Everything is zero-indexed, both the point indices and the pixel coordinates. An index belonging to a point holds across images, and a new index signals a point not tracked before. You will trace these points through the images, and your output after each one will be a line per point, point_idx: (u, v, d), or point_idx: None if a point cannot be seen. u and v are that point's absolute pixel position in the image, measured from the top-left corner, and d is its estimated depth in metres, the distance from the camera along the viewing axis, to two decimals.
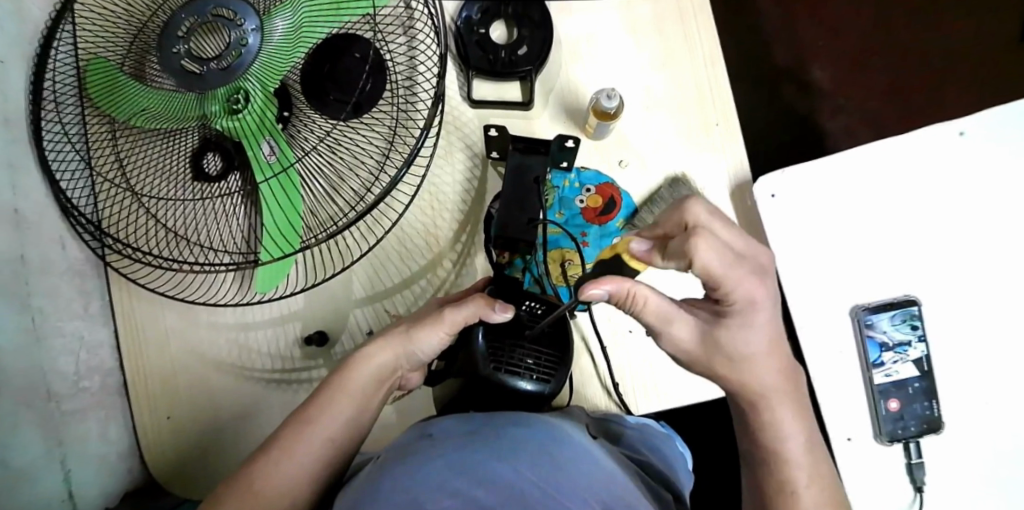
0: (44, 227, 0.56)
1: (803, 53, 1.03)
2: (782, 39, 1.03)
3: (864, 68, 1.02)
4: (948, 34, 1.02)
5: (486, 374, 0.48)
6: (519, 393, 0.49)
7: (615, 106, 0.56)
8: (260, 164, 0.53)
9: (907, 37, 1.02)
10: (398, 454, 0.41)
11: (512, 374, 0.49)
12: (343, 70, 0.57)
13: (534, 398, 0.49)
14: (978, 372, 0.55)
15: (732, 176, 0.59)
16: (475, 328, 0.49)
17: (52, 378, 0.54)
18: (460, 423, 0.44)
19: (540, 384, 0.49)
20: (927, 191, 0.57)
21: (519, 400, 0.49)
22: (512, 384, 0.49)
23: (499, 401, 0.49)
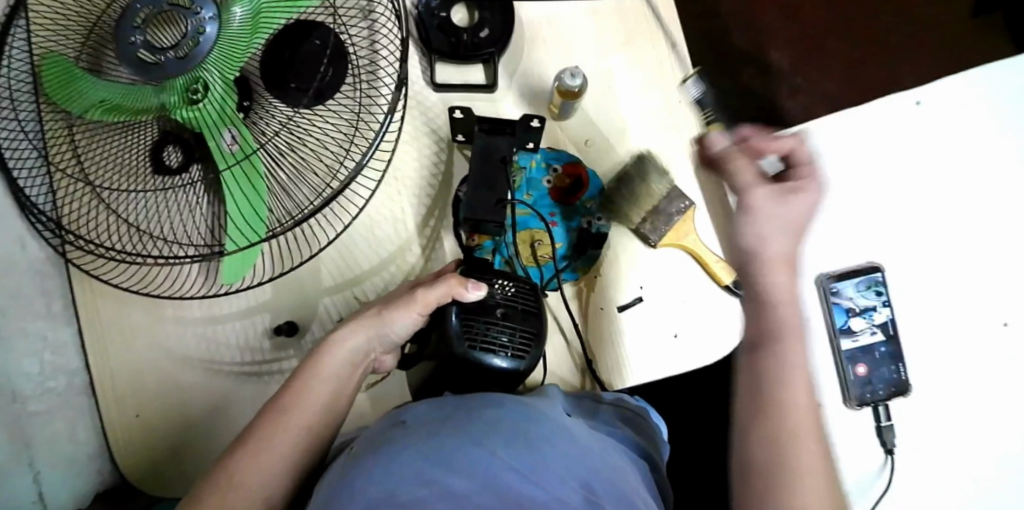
0: (4, 226, 0.54)
1: (762, 35, 1.04)
2: (741, 21, 1.04)
3: (820, 49, 1.03)
4: (901, 10, 1.03)
5: (461, 354, 0.48)
6: (495, 371, 0.48)
7: (579, 84, 0.55)
8: (221, 153, 0.52)
9: (860, 17, 1.04)
10: (371, 444, 0.40)
11: (487, 352, 0.48)
12: (303, 57, 0.57)
13: (511, 375, 0.49)
14: (941, 334, 0.56)
15: (695, 151, 0.60)
16: (451, 306, 0.48)
17: (16, 378, 0.52)
18: (433, 409, 0.44)
19: (517, 362, 0.49)
20: (887, 159, 0.57)
21: (495, 378, 0.49)
22: (486, 362, 0.48)
23: (475, 380, 0.49)
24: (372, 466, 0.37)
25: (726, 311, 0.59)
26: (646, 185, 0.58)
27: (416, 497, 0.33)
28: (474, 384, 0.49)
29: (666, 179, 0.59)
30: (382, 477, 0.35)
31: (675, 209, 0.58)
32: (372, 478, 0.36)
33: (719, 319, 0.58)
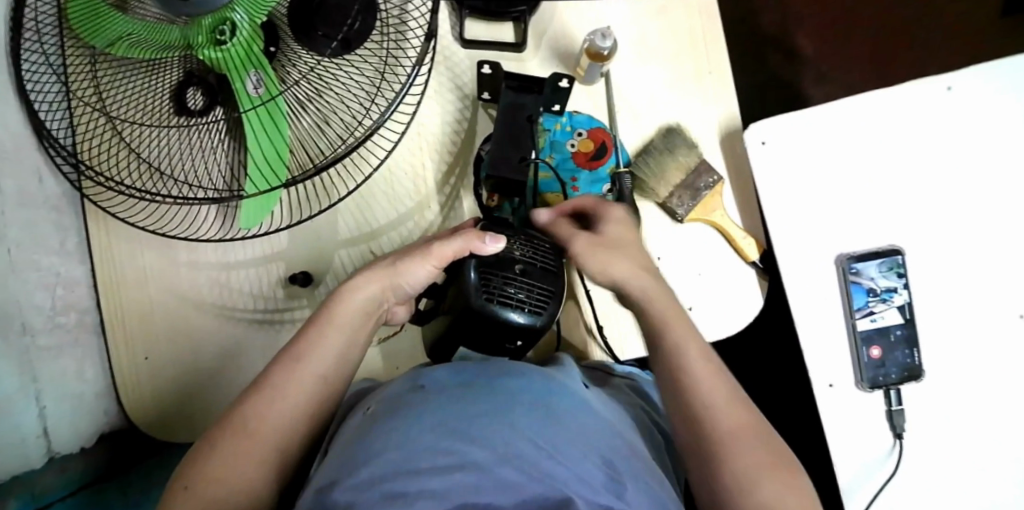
0: (22, 158, 0.54)
1: (788, 24, 1.02)
2: (768, 8, 1.02)
3: (846, 38, 1.02)
4: (931, 7, 1.02)
5: (477, 309, 0.46)
6: (509, 327, 0.47)
7: (610, 46, 0.55)
8: (243, 96, 0.51)
9: (889, 11, 1.02)
10: (390, 407, 0.40)
11: (505, 306, 0.47)
12: (332, 4, 0.54)
13: (524, 333, 0.48)
14: (958, 323, 0.55)
15: (721, 125, 0.59)
16: (469, 259, 0.47)
17: (27, 311, 0.51)
18: (454, 374, 0.43)
19: (533, 318, 0.48)
20: (918, 144, 0.57)
21: (509, 335, 0.48)
22: (504, 317, 0.47)
23: (490, 335, 0.48)
24: (393, 428, 0.37)
25: (744, 286, 0.58)
26: (672, 156, 0.57)
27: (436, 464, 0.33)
28: (492, 337, 0.48)
29: (695, 152, 0.58)
30: (402, 443, 0.35)
31: (703, 183, 0.57)
32: (393, 440, 0.35)
33: (737, 293, 0.58)
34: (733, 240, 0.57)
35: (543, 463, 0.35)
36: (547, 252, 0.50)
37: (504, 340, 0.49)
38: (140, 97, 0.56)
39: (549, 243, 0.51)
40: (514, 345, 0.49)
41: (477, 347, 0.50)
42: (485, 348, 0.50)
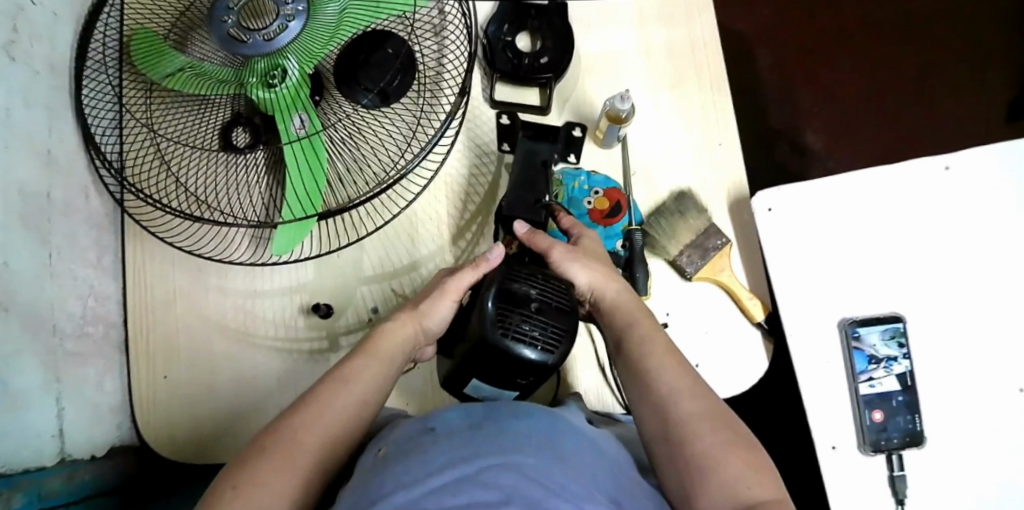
0: (74, 173, 0.57)
1: (799, 122, 1.09)
2: (780, 106, 1.10)
3: (856, 136, 1.09)
4: (932, 115, 1.09)
5: (490, 340, 0.46)
6: (519, 361, 0.47)
7: (627, 109, 0.59)
8: (288, 135, 0.56)
9: (894, 115, 1.09)
10: (401, 451, 0.39)
11: (518, 341, 0.46)
12: (376, 61, 0.60)
13: (535, 369, 0.47)
14: (960, 394, 0.57)
15: (729, 191, 0.64)
16: (488, 290, 0.48)
17: (59, 315, 0.53)
18: (463, 415, 0.42)
19: (546, 357, 0.47)
20: (915, 219, 0.61)
21: (519, 369, 0.47)
22: (516, 352, 0.46)
23: (500, 367, 0.48)
24: (401, 472, 0.36)
25: (749, 346, 0.60)
26: (683, 219, 0.61)
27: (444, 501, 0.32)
28: (505, 371, 0.48)
29: (704, 216, 0.62)
30: (410, 483, 0.34)
31: (712, 244, 0.60)
32: (400, 482, 0.34)
33: (743, 352, 0.60)
34: (738, 298, 0.60)
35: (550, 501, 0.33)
36: (563, 291, 0.49)
37: (513, 375, 0.48)
38: (191, 130, 0.60)
39: (568, 285, 0.50)
40: (524, 379, 0.49)
41: (488, 378, 0.50)
42: (496, 380, 0.50)
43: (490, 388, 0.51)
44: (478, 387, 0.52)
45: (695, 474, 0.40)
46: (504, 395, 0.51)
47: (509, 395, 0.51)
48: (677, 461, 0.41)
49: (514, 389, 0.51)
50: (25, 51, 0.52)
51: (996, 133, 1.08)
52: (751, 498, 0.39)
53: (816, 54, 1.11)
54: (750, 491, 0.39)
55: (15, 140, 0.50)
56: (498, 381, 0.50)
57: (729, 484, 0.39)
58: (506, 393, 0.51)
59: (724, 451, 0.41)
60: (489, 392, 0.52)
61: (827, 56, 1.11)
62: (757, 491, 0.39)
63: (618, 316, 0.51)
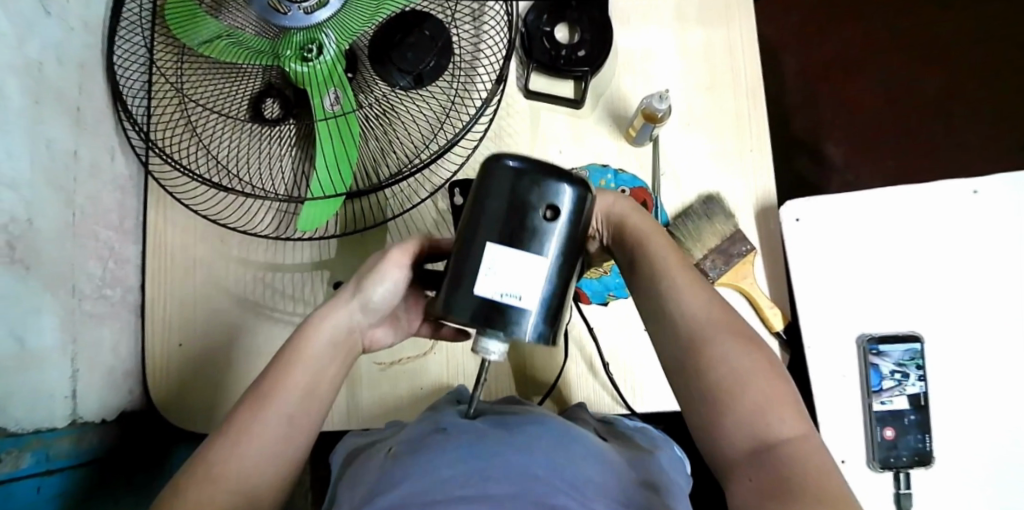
0: (101, 133, 0.56)
1: (819, 132, 1.09)
2: (804, 115, 1.10)
3: (877, 149, 1.09)
4: (957, 131, 1.09)
5: (501, 165, 0.37)
6: (539, 179, 0.36)
7: (665, 109, 0.58)
8: (322, 111, 0.55)
9: (917, 129, 1.09)
10: (412, 448, 0.39)
11: (548, 169, 0.37)
12: (411, 43, 0.59)
13: (560, 192, 0.36)
14: (973, 415, 0.58)
15: (757, 199, 0.63)
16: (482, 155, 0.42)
17: (80, 276, 0.52)
18: (476, 421, 0.42)
19: (574, 185, 0.37)
20: (941, 240, 0.61)
21: (541, 194, 0.36)
22: (548, 176, 0.36)
23: (517, 201, 0.36)
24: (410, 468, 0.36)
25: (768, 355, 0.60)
26: (711, 222, 0.61)
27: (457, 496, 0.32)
28: (534, 214, 0.36)
29: (732, 221, 0.61)
30: (418, 472, 0.35)
31: (737, 251, 0.60)
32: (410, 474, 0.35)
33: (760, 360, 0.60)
34: (754, 306, 0.60)
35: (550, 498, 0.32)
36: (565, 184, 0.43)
37: (536, 210, 0.36)
38: (220, 98, 0.59)
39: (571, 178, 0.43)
40: (551, 215, 0.36)
41: (507, 230, 0.36)
42: (516, 231, 0.36)
43: (508, 270, 0.35)
44: (490, 279, 0.35)
45: (720, 409, 0.39)
46: (529, 257, 0.36)
47: (539, 260, 0.36)
48: (699, 391, 0.40)
49: (540, 254, 0.36)
50: (61, 5, 0.51)
51: (1017, 153, 1.08)
52: (773, 436, 0.37)
53: (841, 64, 1.11)
54: (772, 428, 0.38)
55: (46, 96, 0.49)
56: (519, 231, 0.36)
57: (758, 421, 0.38)
58: (533, 254, 0.36)
59: (751, 379, 0.39)
60: (511, 283, 0.35)
61: (855, 68, 1.11)
62: (777, 428, 0.37)
63: (627, 234, 0.46)
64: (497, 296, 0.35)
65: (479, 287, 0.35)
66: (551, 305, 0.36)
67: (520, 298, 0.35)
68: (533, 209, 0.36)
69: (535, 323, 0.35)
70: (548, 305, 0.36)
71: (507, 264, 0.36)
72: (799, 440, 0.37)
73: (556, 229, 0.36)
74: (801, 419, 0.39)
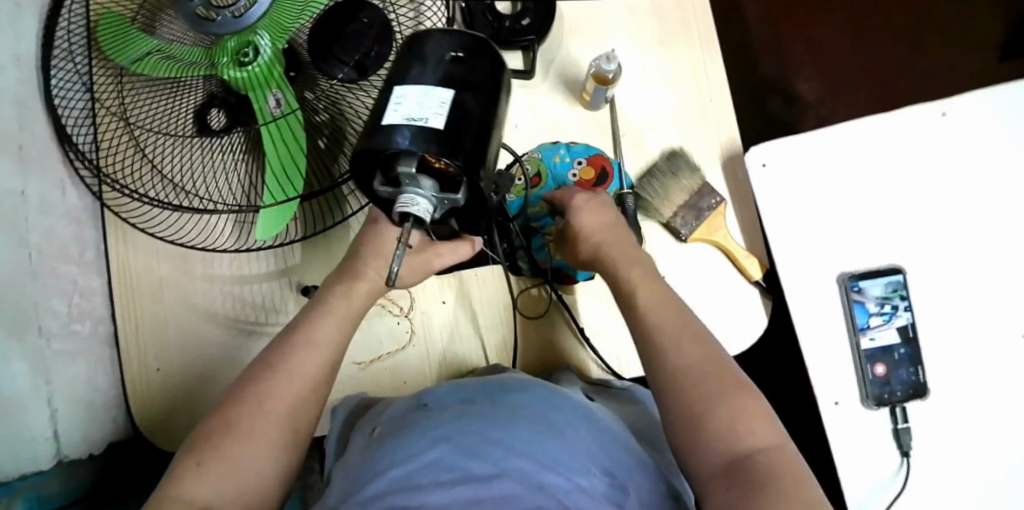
0: (48, 168, 0.56)
1: (790, 70, 1.06)
2: (773, 55, 1.06)
3: (853, 80, 1.05)
4: (932, 50, 1.05)
5: (432, 38, 0.43)
6: (460, 43, 0.43)
7: (614, 69, 0.57)
8: (265, 116, 0.54)
9: (891, 54, 1.06)
10: (392, 429, 0.39)
11: (470, 40, 0.43)
12: (350, 32, 0.57)
13: (476, 56, 0.42)
14: (963, 340, 0.56)
15: (722, 148, 0.61)
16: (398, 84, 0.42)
17: (44, 314, 0.52)
18: (457, 394, 0.42)
19: (492, 53, 0.43)
20: (914, 167, 0.59)
21: (472, 63, 0.42)
22: (469, 46, 0.43)
23: (441, 57, 0.42)
24: (395, 450, 0.36)
25: (748, 305, 0.59)
26: (676, 178, 0.59)
27: (437, 481, 0.33)
28: (454, 62, 0.42)
29: (698, 174, 0.60)
30: (403, 458, 0.34)
31: (706, 204, 0.59)
32: (395, 459, 0.35)
33: (741, 313, 0.59)
34: (730, 256, 0.59)
35: (541, 480, 0.33)
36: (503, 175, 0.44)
37: (455, 61, 0.42)
38: (165, 115, 0.58)
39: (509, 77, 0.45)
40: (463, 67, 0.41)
41: (425, 75, 0.40)
42: (434, 79, 0.40)
43: (414, 101, 0.39)
44: (397, 109, 0.38)
45: (694, 416, 0.40)
46: (435, 91, 0.39)
47: (446, 90, 0.39)
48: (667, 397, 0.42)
49: (452, 88, 0.40)
50: None
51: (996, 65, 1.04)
52: (712, 430, 0.39)
53: None
54: (740, 441, 0.39)
55: None
56: (452, 81, 0.40)
57: (729, 427, 0.39)
58: (440, 88, 0.39)
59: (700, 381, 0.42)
60: (414, 112, 0.38)
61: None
62: (713, 418, 0.40)
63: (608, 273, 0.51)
64: (404, 122, 0.38)
65: (386, 119, 0.38)
66: (482, 132, 0.39)
67: (427, 120, 0.38)
68: (453, 59, 0.42)
69: (467, 142, 0.38)
70: (472, 159, 0.38)
71: (412, 97, 0.39)
72: (729, 432, 0.39)
73: (472, 79, 0.41)
74: (749, 411, 0.40)
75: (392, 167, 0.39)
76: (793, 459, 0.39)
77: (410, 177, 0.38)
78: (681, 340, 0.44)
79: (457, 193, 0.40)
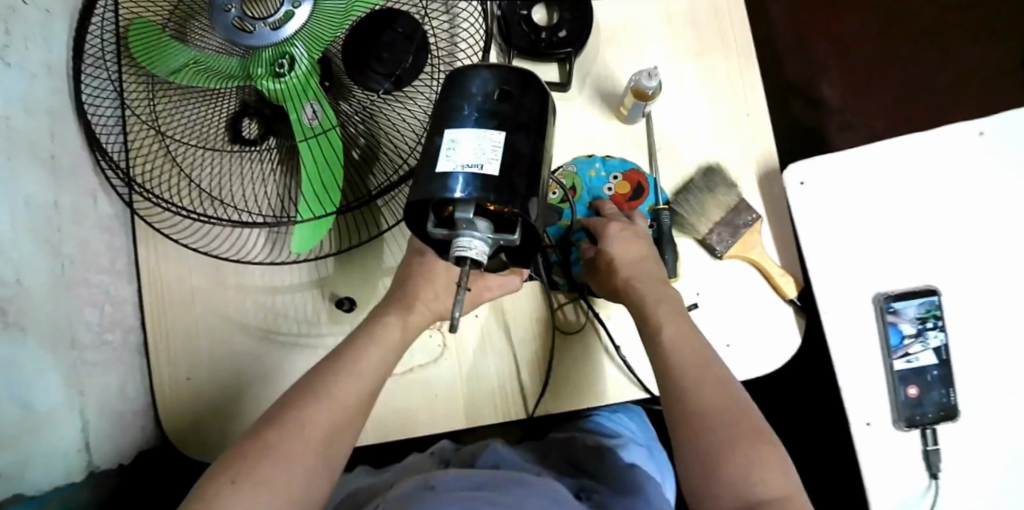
0: (79, 176, 0.55)
1: (813, 74, 1.05)
2: (795, 58, 1.05)
3: (875, 85, 1.04)
4: (955, 56, 1.05)
5: (481, 73, 0.44)
6: (509, 80, 0.44)
7: (655, 85, 0.56)
8: (302, 127, 0.52)
9: (915, 59, 1.05)
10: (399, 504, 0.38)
11: (520, 78, 0.44)
12: (384, 42, 0.57)
13: (522, 95, 0.44)
14: (998, 363, 0.56)
15: (760, 164, 0.61)
16: (450, 118, 0.43)
17: (78, 326, 0.52)
18: (460, 480, 0.42)
19: (538, 92, 0.45)
20: (953, 187, 0.58)
21: (519, 101, 0.43)
22: (518, 85, 0.44)
23: (492, 97, 0.43)
24: None
25: (782, 324, 0.59)
26: (713, 195, 0.59)
27: None
28: (504, 102, 0.43)
29: (734, 191, 0.59)
30: None
31: (742, 221, 0.58)
32: None
33: (774, 332, 0.59)
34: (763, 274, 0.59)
35: None
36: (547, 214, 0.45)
37: (505, 102, 0.43)
38: (195, 125, 0.57)
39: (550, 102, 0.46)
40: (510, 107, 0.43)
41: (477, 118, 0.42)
42: (483, 121, 0.42)
43: (466, 146, 0.41)
44: (451, 156, 0.41)
45: (707, 467, 0.42)
46: (485, 132, 0.41)
47: (496, 132, 0.41)
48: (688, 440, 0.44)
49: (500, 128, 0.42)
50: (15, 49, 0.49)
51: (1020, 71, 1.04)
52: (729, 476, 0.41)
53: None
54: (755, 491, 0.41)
55: (19, 150, 0.47)
56: (502, 122, 0.42)
57: (740, 480, 0.41)
58: (489, 130, 0.41)
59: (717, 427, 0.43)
60: (468, 158, 0.40)
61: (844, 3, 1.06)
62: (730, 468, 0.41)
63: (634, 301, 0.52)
64: (458, 168, 0.40)
65: (440, 166, 0.40)
66: (532, 171, 0.41)
67: (482, 166, 0.40)
68: (501, 100, 0.43)
69: (522, 186, 0.40)
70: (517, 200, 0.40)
71: (463, 142, 0.41)
72: (747, 477, 0.41)
73: (520, 120, 0.42)
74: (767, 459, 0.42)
75: (446, 209, 0.41)
76: (804, 509, 0.40)
77: (467, 222, 0.40)
78: (707, 385, 0.46)
79: (510, 232, 0.42)
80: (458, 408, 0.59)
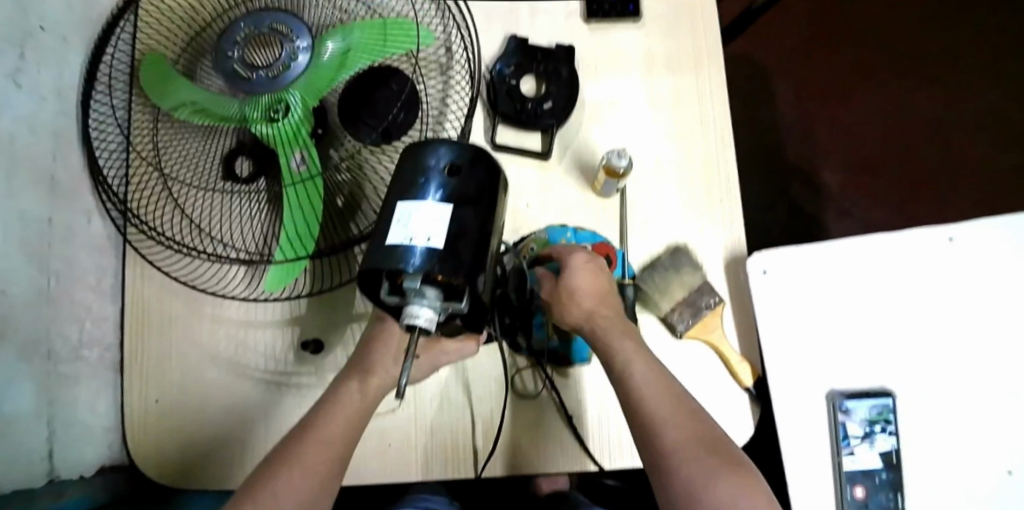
0: (77, 199, 0.59)
1: (813, 157, 1.07)
2: (796, 140, 1.07)
3: (874, 173, 1.05)
4: (956, 152, 1.05)
5: (438, 147, 0.47)
6: (463, 154, 0.47)
7: (624, 164, 0.58)
8: (288, 172, 0.54)
9: (915, 151, 1.06)
10: None
11: (470, 151, 0.47)
12: (376, 99, 0.60)
13: (472, 169, 0.46)
14: (951, 475, 0.55)
15: (727, 249, 0.62)
16: (409, 188, 0.45)
17: (55, 339, 0.55)
18: None
19: (489, 167, 0.48)
20: (915, 291, 0.59)
21: (469, 175, 0.46)
22: (468, 158, 0.47)
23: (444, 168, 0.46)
24: None
25: (737, 410, 0.59)
26: (678, 274, 0.60)
27: None
28: (455, 173, 0.46)
29: (699, 272, 0.60)
30: None
31: (704, 303, 0.59)
32: None
33: (727, 417, 0.59)
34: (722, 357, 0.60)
35: None
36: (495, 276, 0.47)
37: (456, 173, 0.46)
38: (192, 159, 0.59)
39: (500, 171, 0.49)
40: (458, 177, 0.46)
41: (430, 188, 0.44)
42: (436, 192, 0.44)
43: (415, 218, 0.43)
44: (401, 228, 0.42)
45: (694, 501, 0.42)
46: (436, 206, 0.43)
47: (445, 205, 0.43)
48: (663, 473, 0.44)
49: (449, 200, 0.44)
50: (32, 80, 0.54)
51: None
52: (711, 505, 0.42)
53: (836, 87, 1.09)
54: None
55: (18, 172, 0.53)
56: (454, 195, 0.44)
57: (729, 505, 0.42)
58: (439, 203, 0.43)
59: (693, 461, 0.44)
60: (417, 230, 0.42)
61: (847, 91, 1.09)
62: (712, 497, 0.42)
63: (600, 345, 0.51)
64: (406, 240, 0.42)
65: (390, 237, 0.42)
66: (479, 243, 0.43)
67: (430, 239, 0.41)
68: (453, 171, 0.46)
69: (467, 257, 0.42)
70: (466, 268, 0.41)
71: (413, 215, 0.43)
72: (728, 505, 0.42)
73: (470, 194, 0.45)
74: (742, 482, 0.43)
75: (399, 279, 0.42)
76: None
77: (415, 291, 0.41)
78: (676, 418, 0.46)
79: (460, 300, 0.43)
80: (407, 461, 0.60)
